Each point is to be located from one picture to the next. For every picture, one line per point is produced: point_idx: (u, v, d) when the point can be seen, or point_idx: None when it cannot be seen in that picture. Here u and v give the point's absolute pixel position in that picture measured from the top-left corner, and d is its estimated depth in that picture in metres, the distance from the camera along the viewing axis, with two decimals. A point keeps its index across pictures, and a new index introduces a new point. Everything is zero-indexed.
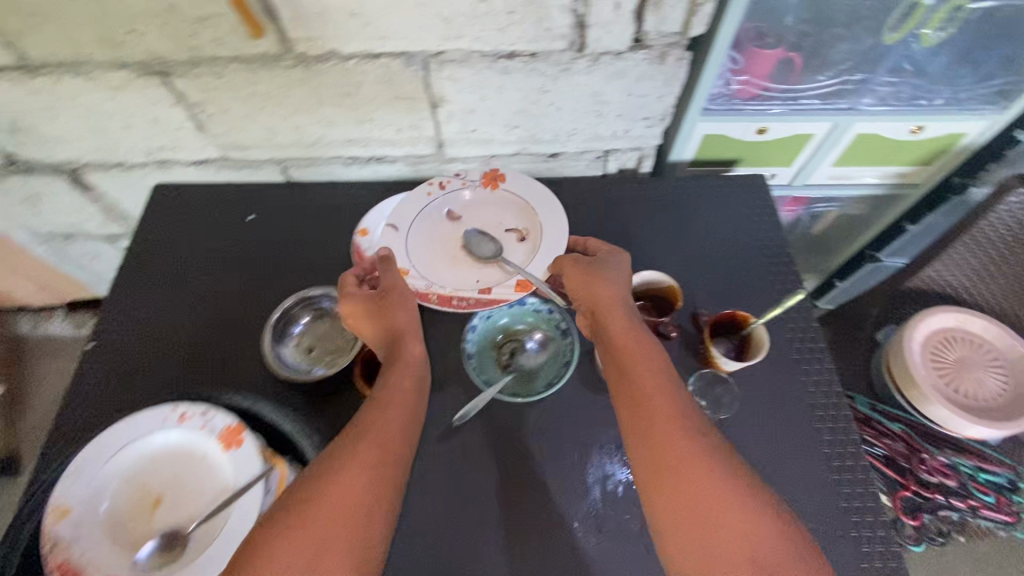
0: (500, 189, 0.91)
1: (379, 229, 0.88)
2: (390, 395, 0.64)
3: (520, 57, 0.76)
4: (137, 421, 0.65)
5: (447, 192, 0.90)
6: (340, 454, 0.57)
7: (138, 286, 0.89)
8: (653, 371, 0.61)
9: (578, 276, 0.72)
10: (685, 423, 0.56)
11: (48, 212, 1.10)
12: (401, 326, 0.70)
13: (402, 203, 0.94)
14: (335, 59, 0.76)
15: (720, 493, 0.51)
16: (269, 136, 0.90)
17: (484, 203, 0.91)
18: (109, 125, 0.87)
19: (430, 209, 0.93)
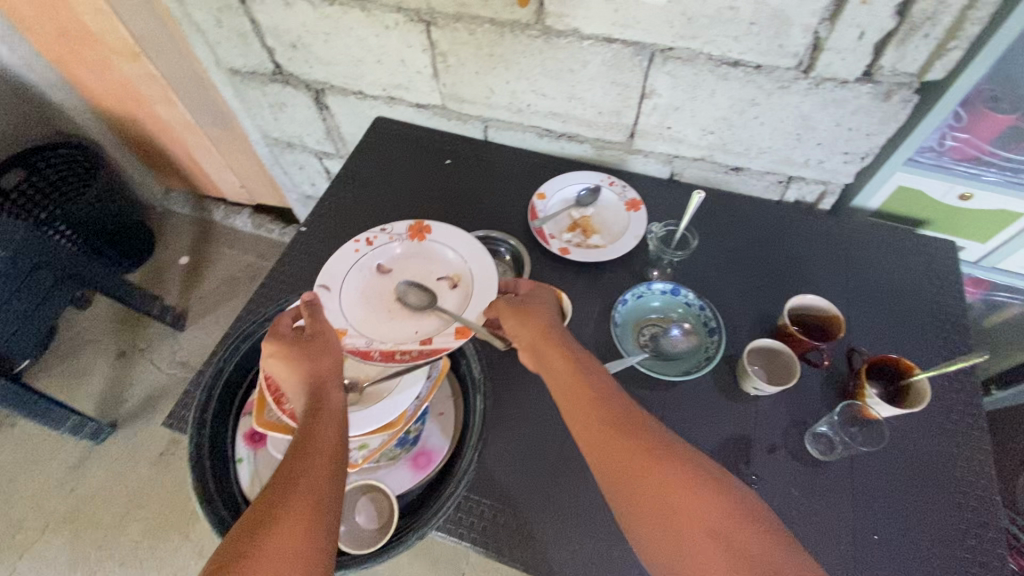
0: (427, 241, 0.83)
1: (556, 199, 1.00)
2: (316, 432, 0.60)
3: (744, 67, 0.81)
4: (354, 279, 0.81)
5: (376, 248, 0.82)
6: (277, 498, 0.54)
7: (347, 192, 1.06)
8: (587, 396, 0.62)
9: (508, 315, 0.71)
10: (625, 429, 0.59)
11: (284, 120, 1.32)
12: (322, 371, 0.65)
13: (582, 179, 1.02)
14: (574, 37, 0.85)
15: (675, 484, 0.55)
16: (487, 94, 1.02)
17: (415, 254, 0.83)
18: (366, 57, 1.04)
19: (606, 190, 1.01)
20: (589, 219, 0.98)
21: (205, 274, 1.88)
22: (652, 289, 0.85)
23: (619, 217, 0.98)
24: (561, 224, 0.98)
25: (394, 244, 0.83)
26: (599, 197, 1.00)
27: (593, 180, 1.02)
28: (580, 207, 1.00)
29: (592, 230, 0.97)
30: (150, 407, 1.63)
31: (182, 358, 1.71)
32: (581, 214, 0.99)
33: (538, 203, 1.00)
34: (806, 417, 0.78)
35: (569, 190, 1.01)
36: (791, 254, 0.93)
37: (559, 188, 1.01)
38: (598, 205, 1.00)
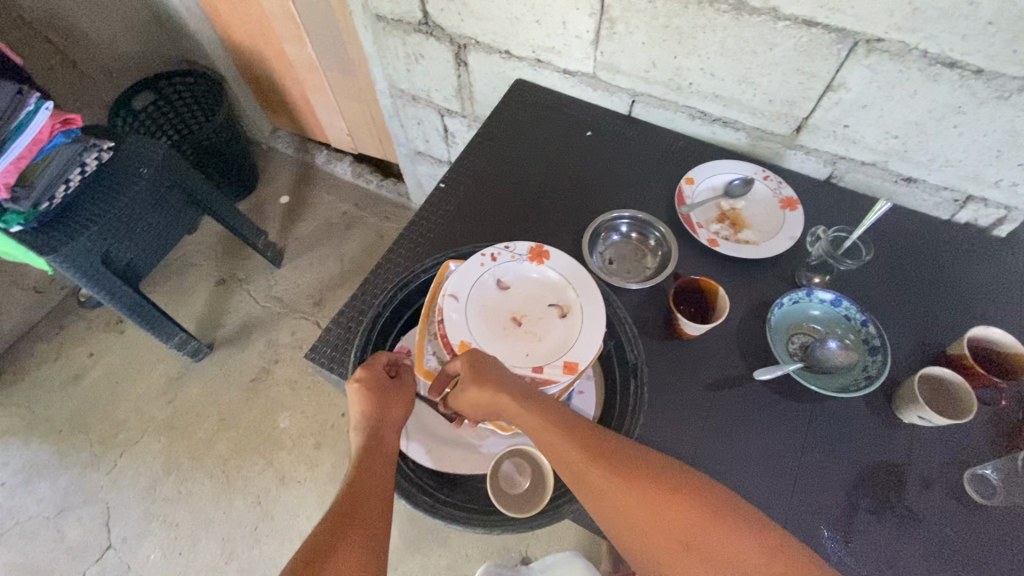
0: (544, 268, 0.76)
1: (705, 185, 0.95)
2: (367, 476, 0.61)
3: (960, 70, 0.74)
4: (491, 278, 0.74)
5: (497, 263, 0.75)
6: (331, 537, 0.54)
7: (486, 150, 1.04)
8: (535, 416, 0.62)
9: (467, 368, 0.65)
10: (588, 441, 0.60)
11: (416, 72, 1.31)
12: (389, 417, 0.66)
13: (735, 169, 0.97)
14: (769, 17, 0.80)
15: (656, 485, 0.56)
16: (647, 69, 0.98)
17: (527, 279, 0.76)
18: (525, 16, 1.01)
19: (760, 185, 0.95)
20: (739, 212, 0.93)
21: (302, 215, 1.93)
22: (812, 297, 0.81)
23: (773, 215, 0.92)
24: (708, 214, 0.94)
25: (512, 265, 0.76)
26: (752, 190, 0.94)
27: (746, 171, 0.96)
28: (730, 198, 0.95)
29: (741, 224, 0.92)
30: (244, 335, 1.70)
31: (276, 294, 1.77)
32: (730, 206, 0.94)
33: (686, 187, 0.95)
34: (968, 456, 0.73)
35: (721, 180, 0.96)
36: (960, 279, 0.87)
37: (707, 177, 0.96)
38: (749, 198, 0.95)
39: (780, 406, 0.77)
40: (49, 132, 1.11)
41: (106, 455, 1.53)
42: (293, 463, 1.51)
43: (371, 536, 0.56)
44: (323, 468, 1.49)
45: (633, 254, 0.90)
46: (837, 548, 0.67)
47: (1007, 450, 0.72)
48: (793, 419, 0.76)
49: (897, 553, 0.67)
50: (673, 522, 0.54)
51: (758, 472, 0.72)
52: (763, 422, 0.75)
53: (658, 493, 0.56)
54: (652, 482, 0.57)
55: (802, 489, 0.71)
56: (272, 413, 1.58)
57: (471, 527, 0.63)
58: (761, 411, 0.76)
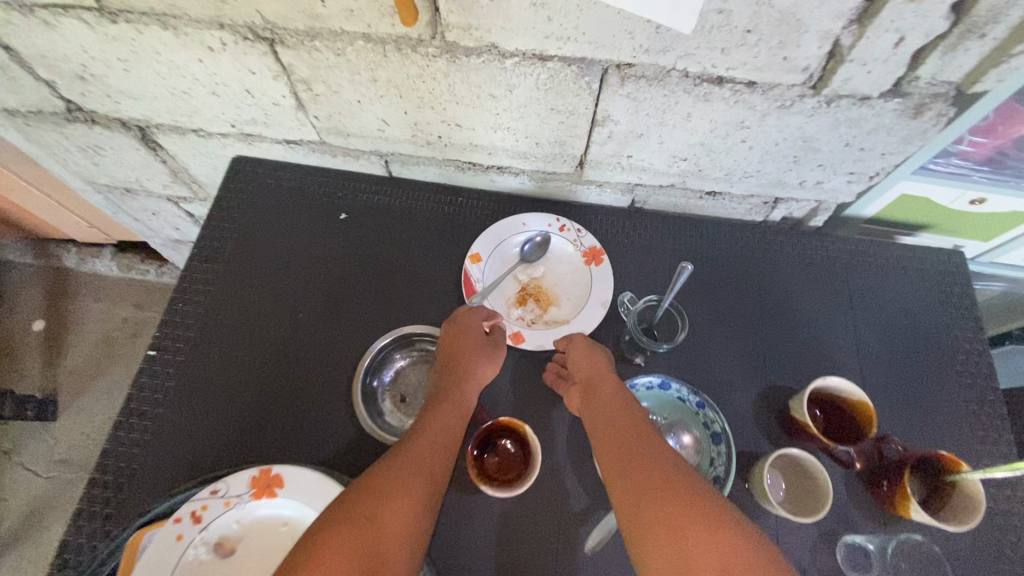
0: (275, 504, 0.53)
1: (495, 259, 0.76)
2: (438, 423, 0.59)
3: (731, 85, 0.57)
4: (201, 552, 0.51)
5: (203, 526, 0.52)
6: (388, 472, 0.52)
7: (207, 284, 0.75)
8: (609, 399, 0.60)
9: (581, 341, 0.67)
10: (631, 426, 0.56)
11: (109, 165, 0.96)
12: (471, 366, 0.64)
13: (523, 224, 0.78)
14: (492, 55, 0.59)
15: (667, 474, 0.49)
16: (381, 127, 0.74)
17: (259, 525, 0.53)
18: (193, 88, 0.72)
19: (556, 241, 0.78)
20: (540, 283, 0.77)
21: (70, 340, 1.52)
22: (636, 387, 0.67)
23: (579, 278, 0.76)
24: (507, 297, 0.76)
25: (229, 516, 0.53)
26: (549, 251, 0.78)
27: (537, 226, 0.78)
28: (527, 266, 0.77)
29: (547, 299, 0.76)
30: (34, 522, 1.33)
31: (63, 455, 1.39)
32: (530, 277, 0.77)
33: (472, 267, 0.75)
34: (837, 525, 0.64)
35: (511, 244, 0.78)
36: (783, 300, 0.78)
37: (495, 246, 0.77)
38: (548, 260, 0.78)
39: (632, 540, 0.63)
40: None
41: None
42: None
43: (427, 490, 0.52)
44: None
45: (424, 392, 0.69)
46: None
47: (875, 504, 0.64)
48: None
49: None
50: (668, 502, 0.46)
51: None
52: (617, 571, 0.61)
53: (650, 468, 0.50)
54: (634, 440, 0.53)
55: None
56: None
57: None
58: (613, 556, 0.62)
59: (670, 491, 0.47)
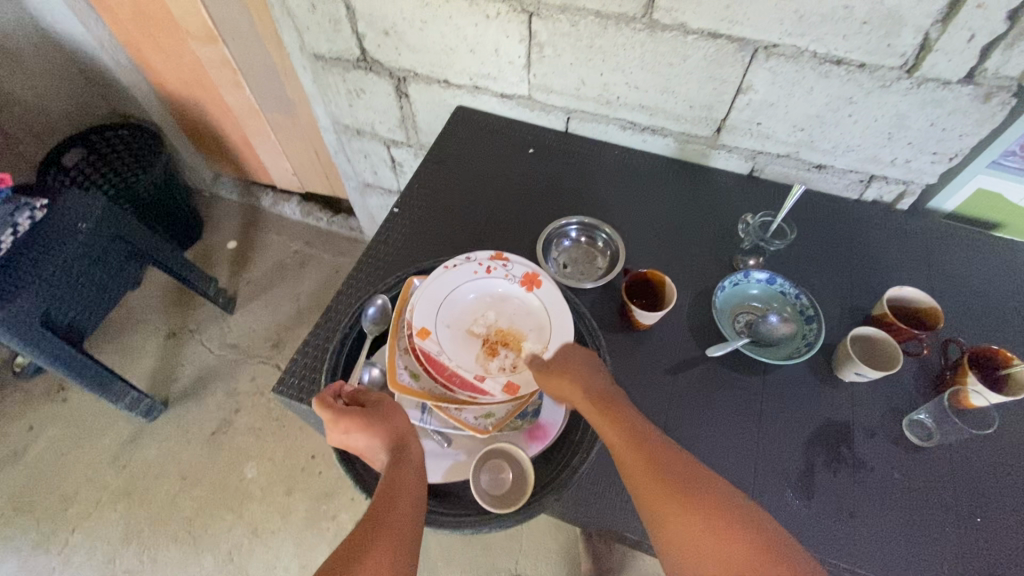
0: (533, 295, 0.76)
1: (439, 326, 0.72)
2: (393, 485, 0.61)
3: (847, 65, 0.84)
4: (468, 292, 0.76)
5: (486, 278, 0.77)
6: (355, 553, 0.56)
7: (434, 175, 1.08)
8: (604, 415, 0.65)
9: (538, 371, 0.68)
10: (629, 440, 0.63)
11: (359, 107, 1.34)
12: (400, 426, 0.65)
13: (459, 279, 0.76)
14: (679, 32, 0.89)
15: (680, 494, 0.58)
16: (578, 86, 1.05)
17: (511, 301, 0.76)
18: (459, 46, 1.08)
19: (482, 284, 0.77)
20: (499, 327, 0.74)
21: (253, 259, 1.90)
22: (750, 278, 0.88)
23: (528, 308, 0.76)
24: (472, 351, 0.71)
25: (503, 283, 0.77)
26: (490, 291, 0.77)
27: (470, 267, 0.77)
28: (476, 315, 0.75)
29: (513, 339, 0.73)
30: (200, 387, 1.64)
31: (232, 341, 1.72)
32: (485, 325, 0.74)
33: (424, 342, 0.69)
34: (903, 405, 0.80)
35: (449, 301, 0.74)
36: (872, 250, 0.96)
37: (435, 313, 0.72)
38: (494, 303, 0.76)
39: (733, 379, 0.83)
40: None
41: (57, 533, 1.42)
42: (265, 514, 1.45)
43: (394, 547, 0.57)
44: (298, 515, 1.44)
45: (591, 256, 0.96)
46: (800, 504, 0.73)
47: (935, 391, 0.80)
48: (748, 391, 0.82)
49: (854, 500, 0.73)
50: (688, 515, 0.57)
51: (721, 439, 0.78)
52: (720, 396, 0.81)
53: (666, 483, 0.59)
54: (661, 482, 0.59)
55: (763, 452, 0.77)
56: (238, 465, 1.52)
57: (463, 527, 0.65)
58: (716, 384, 0.82)
59: (689, 503, 0.58)
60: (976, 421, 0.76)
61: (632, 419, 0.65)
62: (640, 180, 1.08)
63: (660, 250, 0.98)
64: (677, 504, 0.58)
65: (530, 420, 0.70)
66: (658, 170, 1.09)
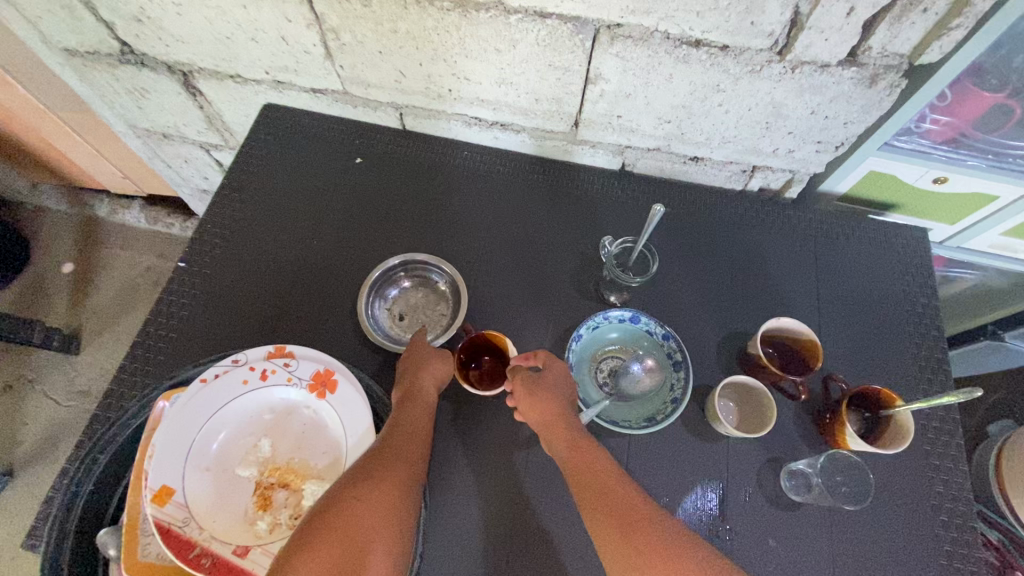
0: (326, 404, 0.60)
1: (190, 477, 0.54)
2: (409, 424, 0.60)
3: (707, 48, 0.66)
4: (236, 414, 0.59)
5: (263, 388, 0.60)
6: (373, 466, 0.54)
7: (233, 209, 0.86)
8: (588, 451, 0.61)
9: (523, 387, 0.65)
10: (614, 486, 0.57)
11: (151, 109, 1.06)
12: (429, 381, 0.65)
13: (224, 399, 0.58)
14: (498, 10, 0.67)
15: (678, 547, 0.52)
16: (398, 79, 0.82)
17: (296, 417, 0.60)
18: (236, 34, 0.81)
19: (257, 398, 0.60)
20: (277, 461, 0.58)
21: (96, 282, 1.62)
22: (609, 318, 0.74)
23: (319, 425, 0.60)
24: (235, 506, 0.55)
25: (286, 392, 0.60)
26: (269, 406, 0.60)
27: (237, 379, 0.59)
28: (248, 445, 0.58)
29: (297, 475, 0.58)
30: (51, 445, 1.43)
31: (82, 386, 1.49)
32: (257, 463, 0.58)
33: (162, 511, 0.51)
34: (781, 452, 0.71)
35: (205, 434, 0.56)
36: (754, 257, 0.83)
37: (182, 460, 0.54)
38: (274, 423, 0.60)
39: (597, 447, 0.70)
40: None
41: None
42: None
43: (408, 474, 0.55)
44: None
45: (426, 302, 0.79)
46: None
47: (818, 435, 0.72)
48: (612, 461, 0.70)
49: None
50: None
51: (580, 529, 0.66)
52: None
53: (661, 538, 0.53)
54: (657, 529, 0.54)
55: None
56: None
57: None
58: None
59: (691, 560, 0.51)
60: (854, 493, 0.67)
61: (596, 450, 0.61)
62: (492, 187, 0.89)
63: (515, 282, 0.81)
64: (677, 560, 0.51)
65: None
66: (514, 173, 0.90)
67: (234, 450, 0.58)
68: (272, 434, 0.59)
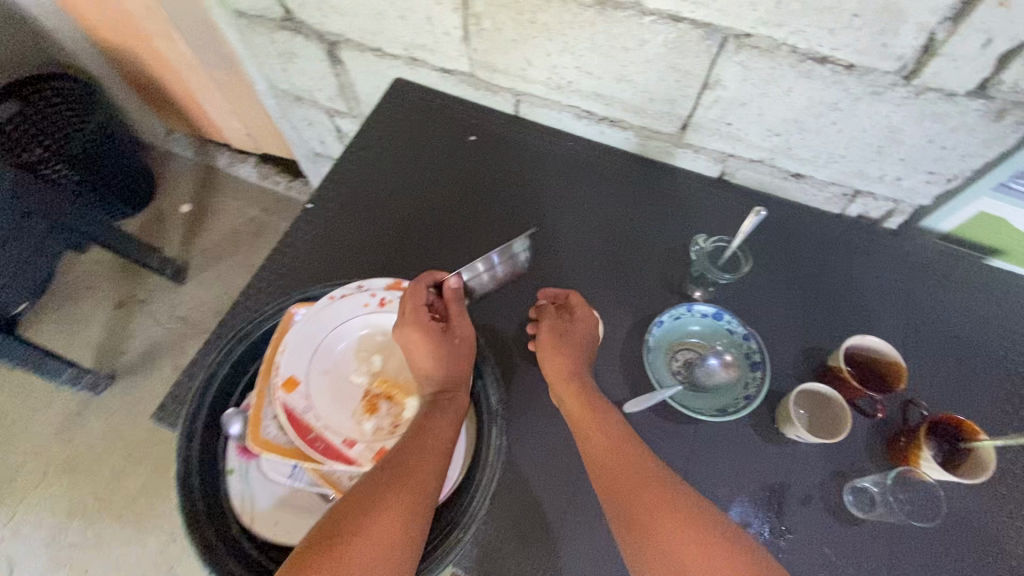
0: None
1: (314, 374, 0.63)
2: (428, 430, 0.59)
3: (832, 65, 0.69)
4: (356, 330, 0.67)
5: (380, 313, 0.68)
6: (382, 487, 0.54)
7: (358, 165, 0.95)
8: (595, 410, 0.65)
9: (547, 335, 0.72)
10: (615, 444, 0.62)
11: (293, 73, 1.19)
12: (457, 371, 0.65)
13: (349, 315, 0.67)
14: (635, 11, 0.73)
15: (668, 504, 0.55)
16: (524, 66, 0.89)
17: None
18: (388, 11, 0.91)
19: (375, 319, 0.68)
20: (385, 377, 0.66)
21: (206, 224, 1.80)
22: (693, 311, 0.77)
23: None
24: (346, 406, 0.63)
25: None
26: (382, 329, 0.67)
27: (361, 301, 0.68)
28: (361, 358, 0.66)
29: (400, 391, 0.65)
30: (149, 360, 1.59)
31: (182, 314, 1.66)
32: (368, 374, 0.66)
33: (289, 396, 0.61)
34: (847, 468, 0.71)
35: (330, 341, 0.65)
36: (843, 279, 0.84)
37: (310, 359, 0.63)
38: (386, 344, 0.67)
39: (664, 429, 0.73)
40: None
41: (3, 504, 1.42)
42: None
43: (421, 493, 0.54)
44: None
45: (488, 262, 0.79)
46: None
47: (888, 460, 0.71)
48: (678, 443, 0.73)
49: None
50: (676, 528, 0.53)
51: None
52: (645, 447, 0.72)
53: (655, 495, 0.56)
54: (651, 484, 0.57)
55: None
56: None
57: None
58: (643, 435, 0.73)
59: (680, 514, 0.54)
60: (920, 511, 0.68)
61: (604, 409, 0.66)
62: (592, 178, 0.94)
63: (604, 266, 0.86)
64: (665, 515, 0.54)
65: None
66: (615, 167, 0.95)
67: (349, 360, 0.66)
68: (382, 353, 0.67)
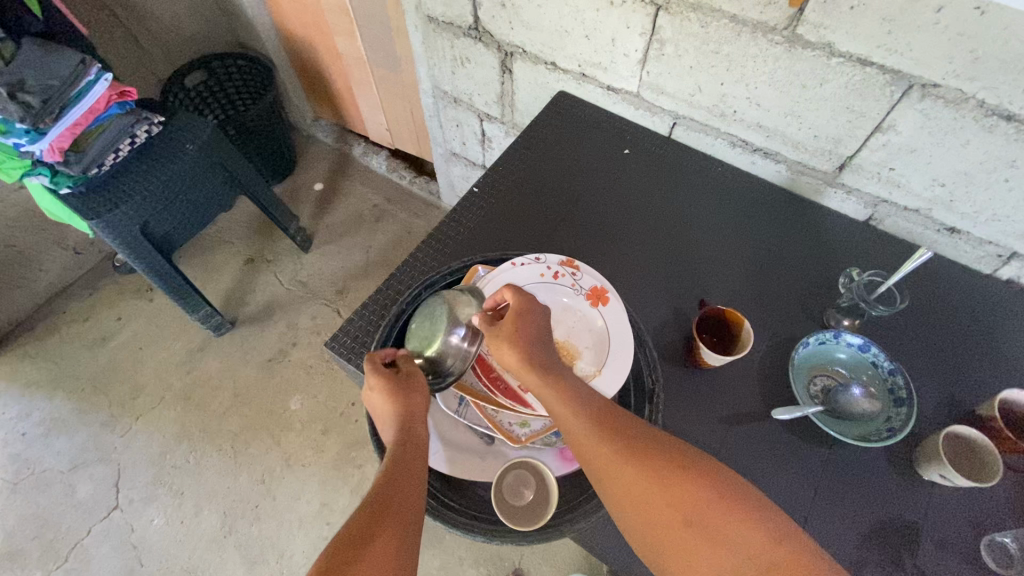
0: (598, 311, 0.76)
1: None
2: (399, 466, 0.60)
3: (1019, 123, 0.71)
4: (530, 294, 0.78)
5: (553, 283, 0.78)
6: (364, 527, 0.53)
7: (521, 160, 1.05)
8: (569, 401, 0.63)
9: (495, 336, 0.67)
10: (604, 432, 0.60)
11: (461, 76, 1.33)
12: (412, 411, 0.64)
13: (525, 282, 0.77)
14: (824, 51, 0.79)
15: (669, 484, 0.55)
16: (692, 92, 0.97)
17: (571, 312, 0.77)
18: (574, 30, 1.02)
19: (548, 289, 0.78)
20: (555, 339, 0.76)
21: (334, 204, 1.97)
22: (840, 339, 0.79)
23: (589, 324, 0.76)
24: None
25: (569, 291, 0.77)
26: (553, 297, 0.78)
27: (536, 271, 0.78)
28: None
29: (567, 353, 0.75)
30: (265, 315, 1.74)
31: (300, 278, 1.81)
32: None
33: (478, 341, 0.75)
34: (987, 522, 0.70)
35: None
36: (994, 338, 0.83)
37: None
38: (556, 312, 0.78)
39: (795, 445, 0.75)
40: (106, 102, 1.16)
41: (125, 416, 1.58)
42: (298, 446, 1.53)
43: (406, 524, 0.55)
44: (327, 455, 1.51)
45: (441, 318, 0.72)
46: None
47: None
48: (808, 461, 0.74)
49: None
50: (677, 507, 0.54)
51: None
52: (775, 458, 0.74)
53: (655, 477, 0.56)
54: (649, 465, 0.57)
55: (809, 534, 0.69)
56: (284, 396, 1.61)
57: (472, 534, 0.64)
58: (773, 446, 0.75)
59: (681, 490, 0.55)
60: None
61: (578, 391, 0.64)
62: (738, 203, 0.99)
63: (745, 284, 0.89)
64: (666, 498, 0.55)
65: (565, 439, 0.68)
66: (761, 196, 0.99)
67: None
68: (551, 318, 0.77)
